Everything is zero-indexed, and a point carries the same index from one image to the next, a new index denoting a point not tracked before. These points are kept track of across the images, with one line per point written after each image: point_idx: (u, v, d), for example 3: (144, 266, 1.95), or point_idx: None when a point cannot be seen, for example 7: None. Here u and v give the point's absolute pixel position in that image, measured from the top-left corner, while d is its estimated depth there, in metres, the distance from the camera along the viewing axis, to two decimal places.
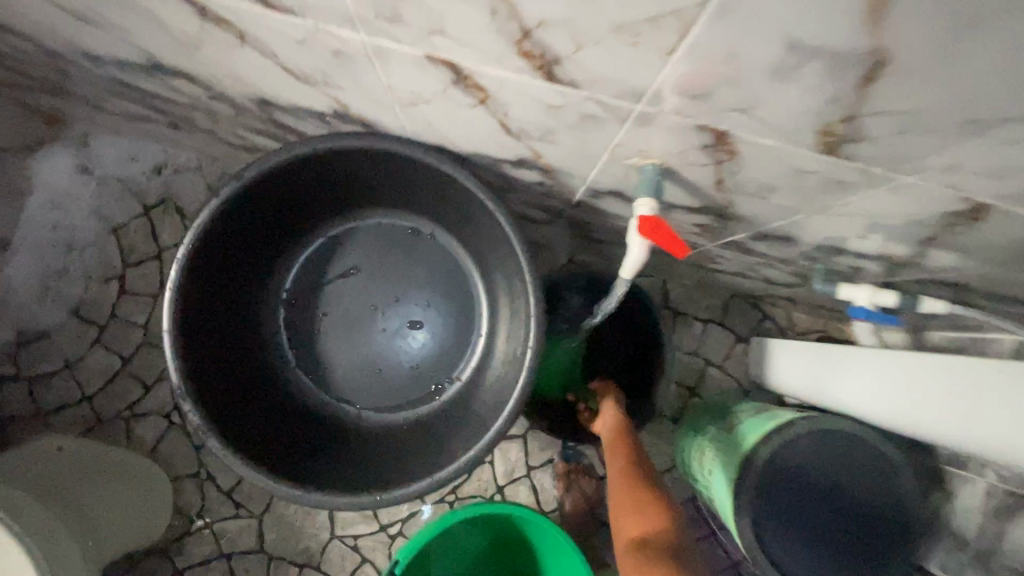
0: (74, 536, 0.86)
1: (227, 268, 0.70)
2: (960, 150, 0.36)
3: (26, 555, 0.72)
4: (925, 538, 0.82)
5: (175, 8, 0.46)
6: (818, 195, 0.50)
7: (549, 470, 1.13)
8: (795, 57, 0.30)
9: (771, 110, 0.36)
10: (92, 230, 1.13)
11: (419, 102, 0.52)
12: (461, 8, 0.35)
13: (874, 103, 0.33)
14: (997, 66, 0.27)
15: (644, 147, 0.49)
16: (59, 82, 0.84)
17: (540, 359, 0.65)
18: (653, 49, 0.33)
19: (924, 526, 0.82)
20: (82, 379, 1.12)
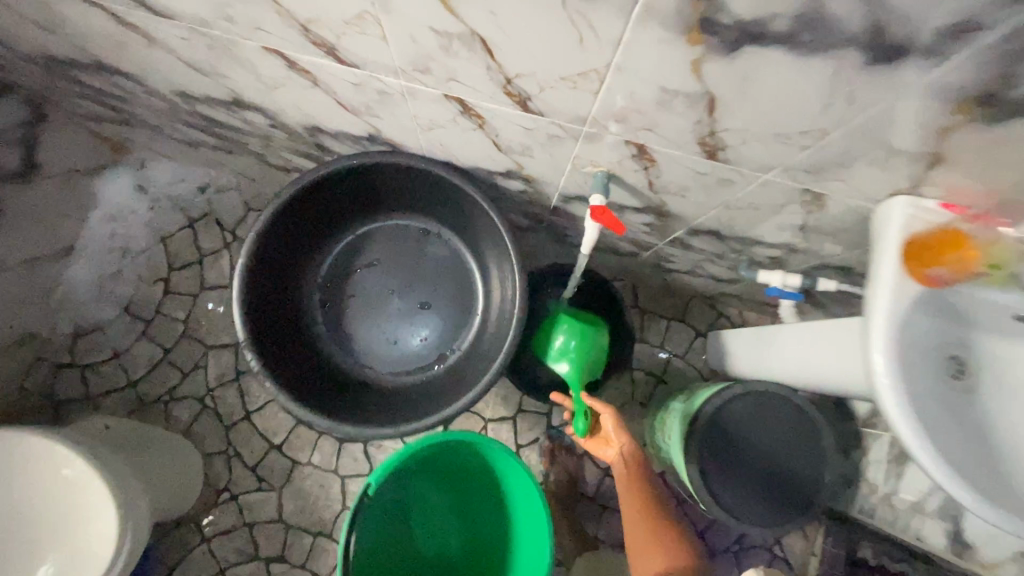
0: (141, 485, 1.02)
1: (277, 257, 0.89)
2: (786, 153, 0.56)
3: (107, 490, 0.88)
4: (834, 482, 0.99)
5: (269, 61, 0.66)
6: (718, 192, 0.70)
7: (536, 447, 1.30)
8: (668, 96, 0.51)
9: (666, 129, 0.57)
10: (144, 239, 1.32)
11: (435, 127, 0.73)
12: (467, 66, 0.55)
13: (723, 125, 0.53)
14: (775, 101, 0.47)
15: (595, 157, 0.69)
16: (140, 114, 1.05)
17: (523, 323, 0.83)
18: (587, 91, 0.54)
19: (838, 472, 1.00)
20: (129, 367, 1.28)
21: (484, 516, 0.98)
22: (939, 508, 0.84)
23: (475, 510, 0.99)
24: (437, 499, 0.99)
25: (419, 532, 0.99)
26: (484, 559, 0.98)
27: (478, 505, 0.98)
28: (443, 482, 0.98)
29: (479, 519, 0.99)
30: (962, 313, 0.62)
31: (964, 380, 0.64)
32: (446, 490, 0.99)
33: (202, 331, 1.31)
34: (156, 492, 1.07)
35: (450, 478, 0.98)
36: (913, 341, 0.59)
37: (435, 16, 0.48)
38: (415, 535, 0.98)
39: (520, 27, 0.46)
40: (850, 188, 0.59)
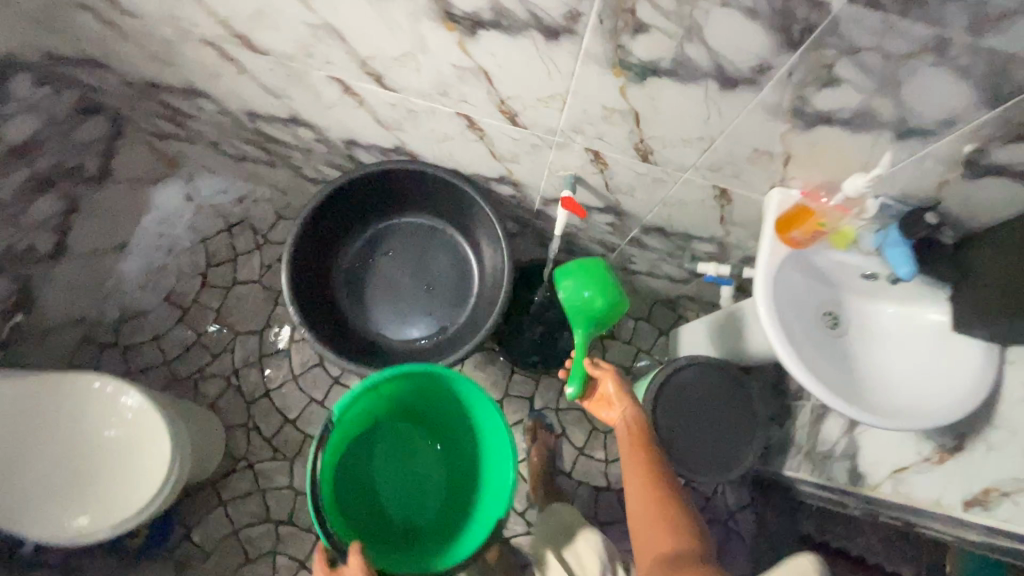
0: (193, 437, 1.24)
1: (314, 240, 1.11)
2: (693, 155, 0.81)
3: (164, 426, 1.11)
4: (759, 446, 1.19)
5: (330, 87, 0.91)
6: (656, 190, 0.94)
7: (519, 428, 1.46)
8: (608, 113, 0.76)
9: (611, 137, 0.82)
10: (187, 239, 1.54)
11: (447, 139, 0.98)
12: (475, 93, 0.80)
13: (648, 134, 0.78)
14: (675, 117, 0.73)
15: (565, 162, 0.93)
16: (205, 131, 1.29)
17: (511, 296, 1.05)
18: (556, 109, 0.79)
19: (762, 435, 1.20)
20: (165, 348, 1.47)
21: (458, 437, 1.08)
22: (843, 452, 1.03)
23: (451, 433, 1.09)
24: (416, 421, 1.09)
25: (379, 479, 1.06)
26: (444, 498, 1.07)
27: (452, 428, 1.08)
28: (417, 407, 1.07)
29: (454, 441, 1.09)
30: (825, 273, 0.85)
31: (836, 330, 0.87)
32: (403, 438, 1.09)
33: (231, 320, 1.50)
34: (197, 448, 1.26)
35: (423, 404, 1.06)
36: (785, 290, 0.82)
37: (455, 56, 0.73)
38: (375, 484, 1.06)
39: (510, 63, 0.72)
40: (743, 183, 0.84)
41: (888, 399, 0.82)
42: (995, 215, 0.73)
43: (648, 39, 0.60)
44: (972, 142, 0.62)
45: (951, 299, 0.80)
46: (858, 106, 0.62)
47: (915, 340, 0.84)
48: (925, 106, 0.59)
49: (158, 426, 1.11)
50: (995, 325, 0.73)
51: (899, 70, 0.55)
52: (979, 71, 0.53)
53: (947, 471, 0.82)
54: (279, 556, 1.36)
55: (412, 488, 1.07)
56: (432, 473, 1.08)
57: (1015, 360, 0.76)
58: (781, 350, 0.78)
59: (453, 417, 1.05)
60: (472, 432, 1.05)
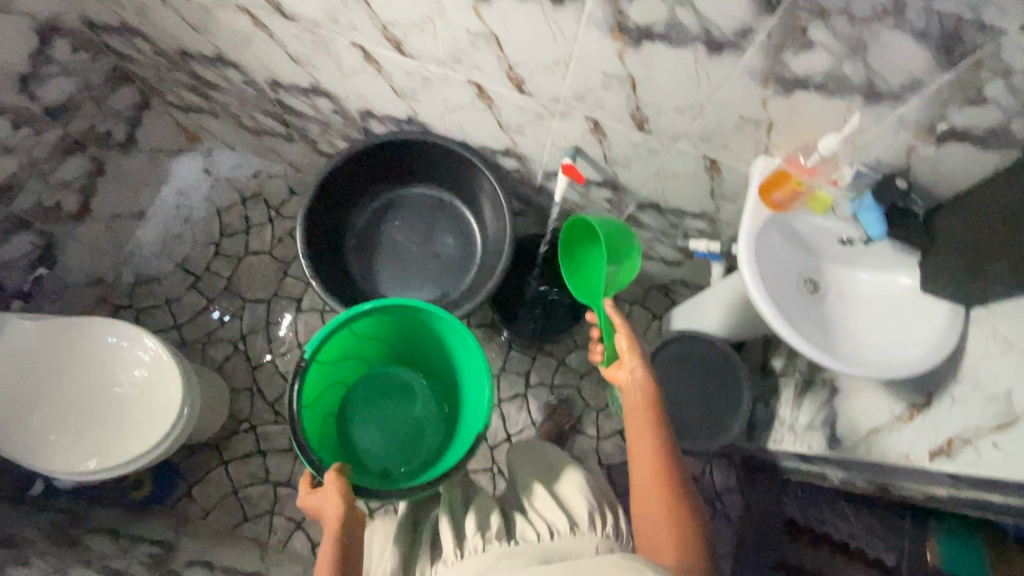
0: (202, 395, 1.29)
1: (328, 203, 1.17)
2: (685, 123, 0.87)
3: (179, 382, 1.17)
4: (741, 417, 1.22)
5: (352, 55, 0.99)
6: (651, 162, 1.01)
7: (515, 403, 1.50)
8: (607, 79, 0.83)
9: (609, 105, 0.89)
10: (203, 210, 1.60)
11: (458, 109, 1.05)
12: (485, 59, 0.88)
13: (643, 101, 0.85)
14: (668, 83, 0.80)
15: (567, 133, 1.00)
16: (228, 103, 1.37)
17: (511, 259, 1.11)
18: (560, 75, 0.86)
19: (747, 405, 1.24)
20: (176, 313, 1.52)
21: (445, 377, 1.15)
22: (823, 421, 1.08)
23: (440, 377, 1.16)
24: (409, 364, 1.18)
25: (359, 423, 1.13)
26: (421, 440, 1.14)
27: (440, 367, 1.14)
28: (406, 350, 1.14)
29: (444, 379, 1.16)
30: (806, 239, 0.91)
31: (816, 294, 0.92)
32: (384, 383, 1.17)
33: (240, 288, 1.56)
34: (203, 410, 1.31)
35: (410, 347, 1.13)
36: (767, 253, 0.88)
37: (470, 21, 0.81)
38: (354, 428, 1.12)
39: (519, 29, 0.79)
40: (730, 153, 0.90)
41: (866, 355, 0.87)
42: (960, 184, 0.80)
43: (644, 3, 0.68)
44: (934, 106, 0.69)
45: (920, 264, 0.86)
46: (830, 70, 0.69)
47: (887, 301, 0.90)
48: (890, 69, 0.66)
49: (173, 380, 1.16)
50: (960, 283, 0.78)
51: (864, 33, 0.62)
52: (933, 34, 0.60)
53: (917, 426, 0.86)
54: (276, 516, 1.39)
55: (408, 427, 1.15)
56: (417, 417, 1.16)
57: (978, 321, 0.81)
58: (764, 308, 0.83)
59: (438, 355, 1.12)
60: (451, 376, 1.12)
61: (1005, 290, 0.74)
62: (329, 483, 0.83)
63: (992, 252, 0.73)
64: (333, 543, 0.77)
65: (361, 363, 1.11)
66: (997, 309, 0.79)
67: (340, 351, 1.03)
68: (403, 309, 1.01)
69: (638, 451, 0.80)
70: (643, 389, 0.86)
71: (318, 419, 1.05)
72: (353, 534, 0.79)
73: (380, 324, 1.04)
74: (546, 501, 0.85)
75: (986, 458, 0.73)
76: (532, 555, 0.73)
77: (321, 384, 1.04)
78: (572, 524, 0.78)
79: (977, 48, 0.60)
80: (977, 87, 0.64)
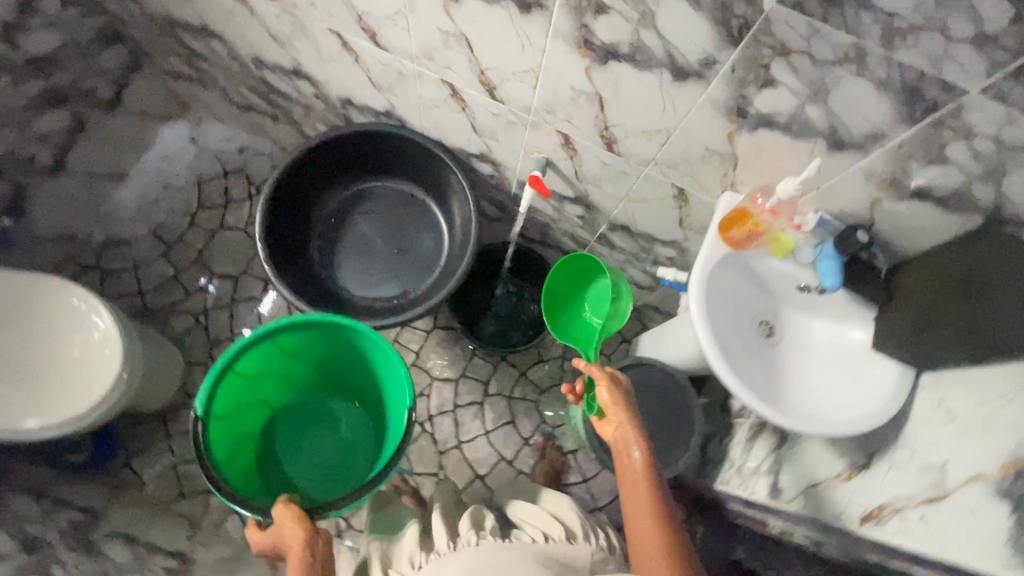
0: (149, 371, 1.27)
1: (294, 189, 1.15)
2: (653, 149, 0.85)
3: (122, 359, 1.14)
4: (689, 452, 1.19)
5: (330, 41, 0.97)
6: (620, 183, 0.98)
7: (470, 410, 1.47)
8: (575, 94, 0.81)
9: (578, 121, 0.86)
10: (183, 178, 1.58)
11: (433, 107, 1.03)
12: (457, 60, 0.86)
13: (612, 120, 0.83)
14: (634, 105, 0.78)
15: (539, 144, 0.98)
16: (216, 75, 1.35)
17: (472, 264, 1.08)
18: (530, 84, 0.83)
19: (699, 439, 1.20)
20: (142, 279, 1.50)
21: (360, 387, 1.17)
22: (767, 468, 1.01)
23: (356, 388, 1.18)
24: (316, 392, 1.19)
25: (288, 458, 1.15)
26: (356, 453, 1.17)
27: (347, 377, 1.17)
28: (306, 379, 1.16)
29: (355, 387, 1.18)
30: (763, 279, 0.89)
31: (772, 338, 0.90)
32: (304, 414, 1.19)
33: (209, 261, 1.53)
34: (149, 383, 1.28)
35: (309, 372, 1.15)
36: (721, 290, 0.86)
37: (441, 20, 0.79)
38: (285, 466, 1.14)
39: (489, 32, 0.77)
40: (697, 184, 0.88)
41: (819, 408, 0.85)
42: (924, 244, 0.77)
43: (608, 20, 0.66)
44: (895, 160, 0.66)
45: (877, 320, 0.83)
46: (793, 111, 0.67)
47: (835, 350, 0.88)
48: (853, 116, 0.63)
49: (116, 357, 1.14)
50: (912, 345, 0.76)
51: (826, 76, 0.60)
52: (894, 85, 0.57)
53: (854, 488, 0.84)
54: (213, 496, 1.37)
55: (338, 446, 1.17)
56: (344, 435, 1.18)
57: (926, 386, 0.79)
58: (706, 346, 0.82)
59: (339, 365, 1.14)
60: (369, 385, 1.15)
61: (956, 360, 0.72)
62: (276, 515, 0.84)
63: (947, 318, 0.71)
64: (298, 560, 0.77)
65: (263, 409, 1.13)
66: (946, 377, 0.77)
67: (234, 402, 1.05)
68: (279, 335, 1.04)
69: (635, 517, 0.73)
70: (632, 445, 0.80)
71: (240, 476, 1.06)
72: (316, 541, 0.79)
73: (263, 361, 1.06)
74: (539, 516, 0.85)
75: (912, 531, 0.70)
76: (531, 551, 0.74)
77: (227, 441, 1.06)
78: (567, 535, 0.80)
79: (940, 107, 0.57)
80: (940, 146, 0.62)
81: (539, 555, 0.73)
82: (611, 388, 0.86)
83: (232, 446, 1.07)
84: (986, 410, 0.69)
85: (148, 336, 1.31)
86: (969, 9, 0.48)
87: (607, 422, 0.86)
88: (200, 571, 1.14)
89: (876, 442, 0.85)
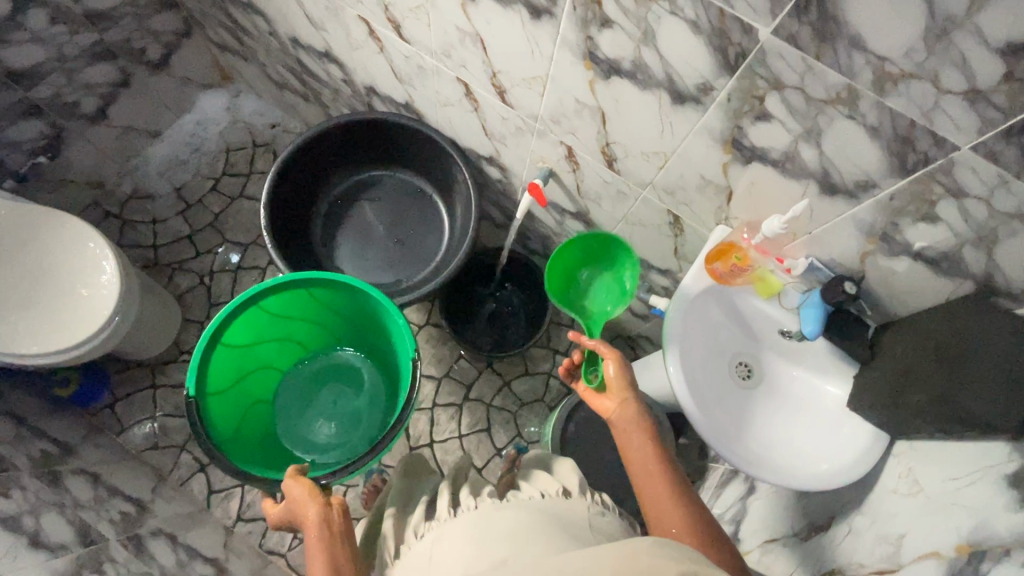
0: (143, 320, 1.30)
1: (308, 165, 1.18)
2: (651, 172, 0.84)
3: (116, 306, 1.18)
4: None
5: (359, 29, 1.01)
6: (619, 203, 0.98)
7: (448, 411, 1.46)
8: (579, 106, 0.82)
9: (580, 134, 0.87)
10: (214, 145, 1.65)
11: (448, 105, 1.05)
12: (472, 59, 0.87)
13: (613, 137, 0.83)
14: (634, 123, 0.77)
15: (544, 154, 0.98)
16: (258, 50, 1.41)
17: (463, 262, 1.09)
18: (538, 92, 0.84)
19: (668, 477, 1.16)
20: (158, 233, 1.55)
21: (367, 338, 1.14)
22: (729, 517, 0.99)
23: (361, 339, 1.15)
24: (319, 346, 1.16)
25: (297, 422, 1.13)
26: (370, 409, 1.15)
27: (355, 331, 1.13)
28: (309, 336, 1.12)
29: (361, 337, 1.15)
30: (746, 320, 0.87)
31: (747, 381, 0.88)
32: (307, 375, 1.16)
33: (223, 225, 1.57)
34: (141, 332, 1.31)
35: (312, 329, 1.11)
36: (700, 323, 0.86)
37: (459, 18, 0.81)
38: (297, 431, 1.12)
39: (502, 35, 0.79)
40: (692, 213, 0.87)
41: (784, 456, 0.82)
42: (914, 305, 0.74)
43: (613, 35, 0.66)
44: (885, 213, 0.65)
45: (855, 378, 0.81)
46: (787, 148, 0.66)
47: (808, 403, 0.85)
48: (843, 161, 0.62)
49: (112, 302, 1.18)
50: (886, 407, 0.74)
51: (818, 116, 0.59)
52: (885, 133, 0.56)
53: (808, 548, 0.79)
54: (184, 453, 1.39)
55: (347, 407, 1.15)
56: (353, 396, 1.16)
57: (899, 454, 0.75)
58: (675, 375, 0.82)
59: (342, 318, 1.10)
60: (376, 338, 1.11)
61: (925, 429, 0.69)
62: (290, 489, 0.78)
63: (923, 381, 0.68)
64: (314, 537, 0.70)
65: (269, 373, 1.10)
66: (919, 447, 0.73)
67: (234, 372, 1.01)
68: (270, 297, 0.98)
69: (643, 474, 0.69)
70: (632, 417, 0.76)
71: (257, 445, 1.04)
72: (330, 513, 0.73)
73: (254, 326, 1.01)
74: (541, 478, 0.75)
75: None
76: (532, 511, 0.64)
77: (237, 412, 1.02)
78: (563, 491, 0.70)
79: (931, 160, 0.56)
80: (930, 203, 0.60)
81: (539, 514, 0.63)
82: (618, 365, 0.82)
83: (241, 418, 1.04)
84: (950, 486, 0.66)
85: (150, 288, 1.35)
86: (959, 62, 0.47)
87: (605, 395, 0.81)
88: (154, 522, 1.16)
89: (839, 504, 0.81)
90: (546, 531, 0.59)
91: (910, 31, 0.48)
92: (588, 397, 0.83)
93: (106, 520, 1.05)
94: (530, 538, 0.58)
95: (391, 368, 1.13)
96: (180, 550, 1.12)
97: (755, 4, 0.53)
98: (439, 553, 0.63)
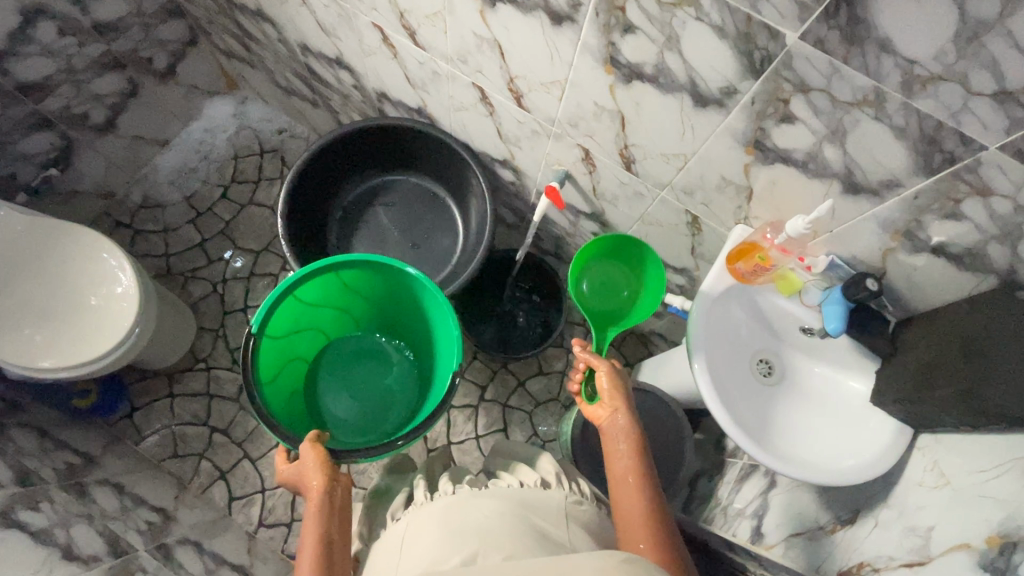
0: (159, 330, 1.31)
1: (323, 171, 1.18)
2: (668, 173, 0.85)
3: (131, 317, 1.18)
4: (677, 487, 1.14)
5: (373, 36, 1.01)
6: (636, 204, 0.98)
7: (465, 412, 1.46)
8: (598, 110, 0.82)
9: (599, 137, 0.87)
10: (222, 152, 1.64)
11: (462, 109, 1.06)
12: (489, 65, 0.88)
13: (632, 140, 0.83)
14: (653, 126, 0.78)
15: (560, 156, 0.98)
16: (265, 56, 1.41)
17: (481, 265, 1.08)
18: (556, 97, 0.85)
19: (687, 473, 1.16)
20: (170, 242, 1.55)
21: (415, 334, 1.14)
22: (752, 510, 0.96)
23: (410, 333, 1.16)
24: (370, 326, 1.17)
25: (325, 389, 1.12)
26: (395, 402, 1.14)
27: (405, 323, 1.14)
28: (366, 313, 1.13)
29: (409, 331, 1.15)
30: (768, 317, 0.89)
31: (768, 377, 0.89)
32: (352, 350, 1.17)
33: (235, 232, 1.58)
34: (159, 340, 1.32)
35: (370, 307, 1.12)
36: (727, 312, 0.88)
37: (476, 24, 0.82)
38: (323, 397, 1.11)
39: (520, 42, 0.79)
40: (711, 213, 0.87)
41: (803, 450, 0.84)
42: (934, 302, 0.75)
43: (635, 40, 0.67)
44: (909, 210, 0.65)
45: (878, 374, 0.82)
46: (810, 149, 0.66)
47: (829, 397, 0.87)
48: (868, 161, 0.63)
49: (128, 312, 1.18)
50: (909, 402, 0.74)
51: (843, 118, 0.60)
52: (912, 133, 0.57)
53: (838, 540, 0.80)
54: (204, 461, 1.39)
55: (377, 393, 1.14)
56: (387, 383, 1.15)
57: (924, 447, 0.77)
58: (697, 362, 0.83)
59: (397, 307, 1.10)
60: (425, 335, 1.10)
61: (955, 423, 0.69)
62: (304, 455, 0.80)
63: (941, 376, 0.69)
64: (314, 508, 0.75)
65: (321, 334, 1.11)
66: (943, 440, 0.74)
67: (292, 322, 1.02)
68: (347, 268, 0.99)
69: (623, 488, 0.73)
70: (623, 430, 0.80)
71: (284, 397, 1.04)
72: (334, 490, 0.77)
73: (327, 288, 1.02)
74: (522, 469, 0.87)
75: None
76: (506, 497, 0.73)
77: (281, 358, 1.03)
78: (542, 481, 0.81)
79: (957, 159, 0.57)
80: (955, 201, 0.61)
81: (511, 500, 0.72)
82: (609, 377, 0.86)
83: (282, 365, 1.04)
84: (978, 478, 0.67)
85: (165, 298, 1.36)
86: (990, 64, 0.48)
87: (599, 406, 0.85)
88: (179, 530, 1.17)
89: (863, 498, 0.82)
90: (512, 522, 0.67)
91: (938, 35, 0.48)
92: (581, 406, 0.88)
93: (133, 529, 1.06)
94: (498, 529, 0.66)
95: (428, 369, 1.13)
96: (206, 558, 1.13)
97: (782, 10, 0.54)
98: (413, 535, 0.72)
